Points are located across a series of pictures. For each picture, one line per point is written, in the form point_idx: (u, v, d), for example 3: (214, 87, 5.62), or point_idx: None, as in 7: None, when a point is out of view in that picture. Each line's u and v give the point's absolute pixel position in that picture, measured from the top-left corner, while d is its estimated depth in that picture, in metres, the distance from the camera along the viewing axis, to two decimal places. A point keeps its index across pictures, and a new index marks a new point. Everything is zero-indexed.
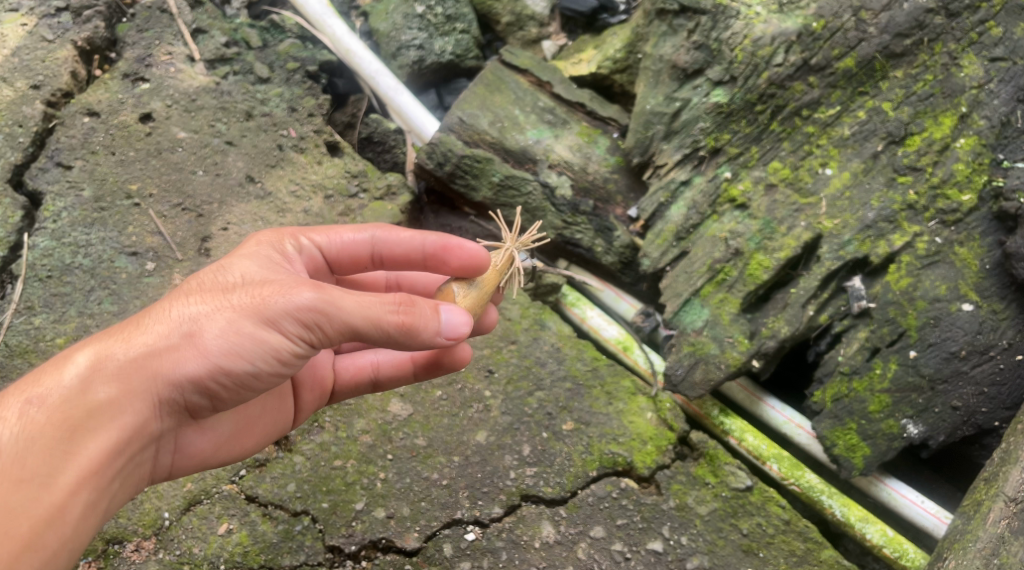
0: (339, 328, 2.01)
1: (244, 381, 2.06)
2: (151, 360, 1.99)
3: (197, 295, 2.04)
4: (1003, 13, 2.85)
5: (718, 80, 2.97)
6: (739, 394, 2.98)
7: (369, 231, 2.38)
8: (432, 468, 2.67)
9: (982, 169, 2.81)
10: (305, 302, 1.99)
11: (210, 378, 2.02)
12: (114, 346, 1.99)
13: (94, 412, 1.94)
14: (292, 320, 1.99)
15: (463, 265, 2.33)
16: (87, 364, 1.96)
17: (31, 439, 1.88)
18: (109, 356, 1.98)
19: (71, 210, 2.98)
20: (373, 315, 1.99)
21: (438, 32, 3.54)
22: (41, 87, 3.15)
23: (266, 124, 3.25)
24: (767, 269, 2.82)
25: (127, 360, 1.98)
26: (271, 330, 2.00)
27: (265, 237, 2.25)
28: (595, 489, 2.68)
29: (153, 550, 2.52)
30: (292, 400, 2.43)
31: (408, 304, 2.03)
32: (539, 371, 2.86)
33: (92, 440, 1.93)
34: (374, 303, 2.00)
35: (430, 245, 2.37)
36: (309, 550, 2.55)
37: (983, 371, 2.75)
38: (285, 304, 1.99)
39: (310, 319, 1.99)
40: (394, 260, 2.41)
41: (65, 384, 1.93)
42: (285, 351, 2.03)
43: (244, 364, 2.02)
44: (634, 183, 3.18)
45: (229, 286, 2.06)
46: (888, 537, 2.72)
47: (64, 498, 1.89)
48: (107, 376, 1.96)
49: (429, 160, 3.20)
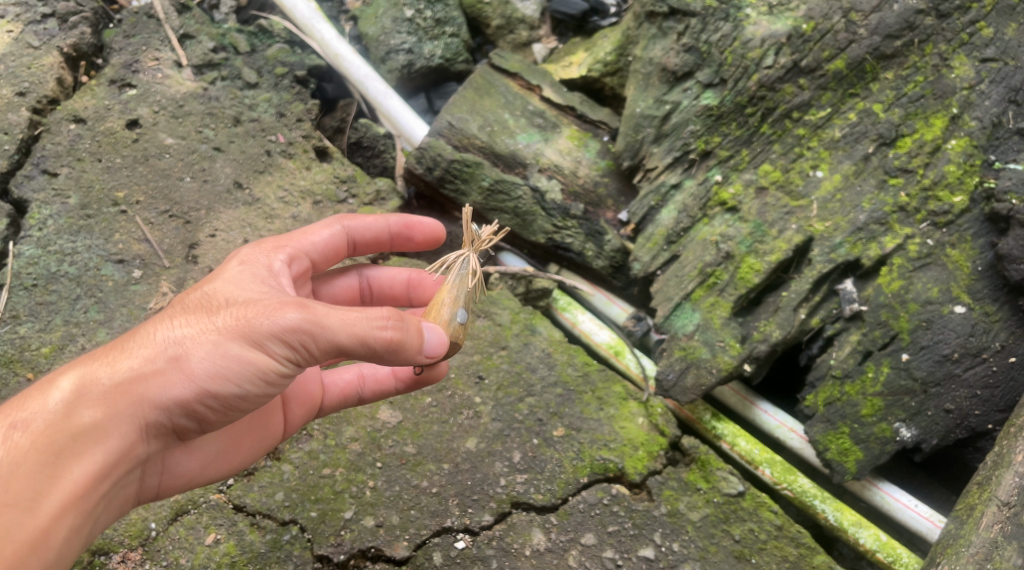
0: (325, 348, 1.98)
1: (232, 403, 2.04)
2: (138, 384, 1.96)
3: (183, 319, 2.02)
4: (993, 13, 2.83)
5: (708, 83, 2.95)
6: (732, 398, 2.96)
7: (337, 222, 2.42)
8: (422, 476, 2.65)
9: (973, 170, 2.79)
10: (291, 323, 1.95)
11: (198, 402, 2.00)
12: (100, 370, 1.97)
13: (79, 437, 1.92)
14: (278, 340, 1.96)
15: (426, 239, 2.54)
16: (72, 389, 1.94)
17: (15, 463, 1.86)
18: (94, 380, 1.96)
19: (57, 218, 2.96)
20: (360, 331, 1.96)
21: (426, 36, 3.51)
22: (27, 94, 3.13)
23: (255, 130, 3.23)
24: (758, 272, 2.80)
25: (112, 386, 1.96)
26: (258, 352, 1.97)
27: (248, 253, 2.19)
28: (586, 496, 2.66)
29: (140, 561, 2.51)
30: (280, 414, 2.39)
31: (398, 319, 2.00)
32: (529, 377, 2.84)
33: (76, 464, 1.91)
34: (359, 319, 1.97)
35: (394, 226, 2.49)
36: (297, 559, 2.53)
37: (976, 374, 2.74)
38: (271, 326, 1.96)
39: (296, 340, 1.96)
40: (364, 246, 2.49)
41: (50, 409, 1.92)
42: (273, 370, 2.00)
43: (231, 388, 2.00)
44: (624, 187, 3.16)
45: (215, 306, 2.03)
46: (881, 541, 2.70)
47: (46, 522, 1.87)
48: (92, 401, 1.94)
49: (417, 165, 3.17)
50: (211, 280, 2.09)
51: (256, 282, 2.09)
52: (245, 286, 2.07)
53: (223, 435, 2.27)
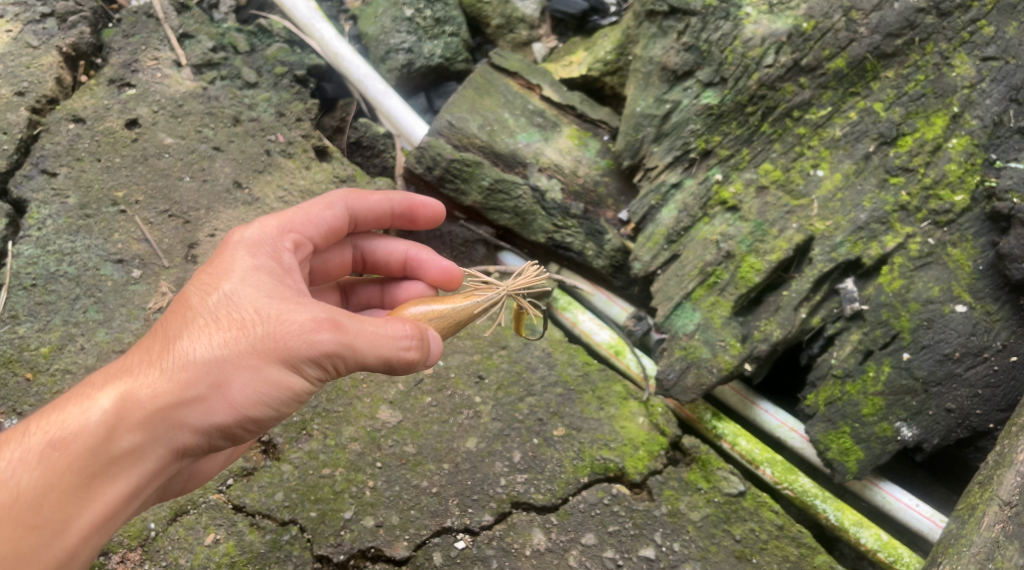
0: (353, 367, 2.04)
1: (263, 422, 2.08)
2: (175, 408, 1.96)
3: (217, 335, 2.00)
4: (994, 12, 2.82)
5: (708, 82, 2.95)
6: (733, 397, 2.96)
7: (342, 202, 2.40)
8: (421, 475, 2.65)
9: (974, 169, 2.78)
10: (327, 348, 1.99)
11: (235, 424, 2.03)
12: (139, 390, 1.96)
13: (117, 460, 1.92)
14: (313, 364, 2.01)
15: (427, 222, 2.56)
16: (111, 410, 1.93)
17: (50, 485, 1.87)
18: (131, 402, 1.94)
19: (56, 218, 2.95)
20: (386, 353, 2.04)
21: (426, 35, 3.50)
22: (25, 94, 3.12)
23: (254, 130, 3.22)
24: (758, 272, 2.80)
25: (152, 409, 1.95)
26: (292, 375, 2.01)
27: (267, 246, 2.15)
28: (586, 495, 2.65)
29: (139, 561, 2.50)
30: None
31: (419, 340, 2.09)
32: (529, 376, 2.83)
33: (112, 488, 1.92)
34: (386, 343, 2.04)
35: (398, 206, 2.50)
36: (297, 559, 2.53)
37: (977, 373, 2.73)
38: (308, 351, 1.99)
39: (328, 362, 2.01)
40: (365, 225, 2.49)
41: (88, 430, 1.91)
42: (302, 390, 2.06)
43: (266, 411, 2.04)
44: (624, 186, 3.16)
45: (247, 321, 2.01)
46: (883, 541, 2.69)
47: (79, 545, 1.89)
48: (133, 424, 1.93)
49: (417, 164, 3.17)
50: (237, 285, 2.05)
51: (283, 291, 2.08)
52: (273, 294, 2.05)
53: None
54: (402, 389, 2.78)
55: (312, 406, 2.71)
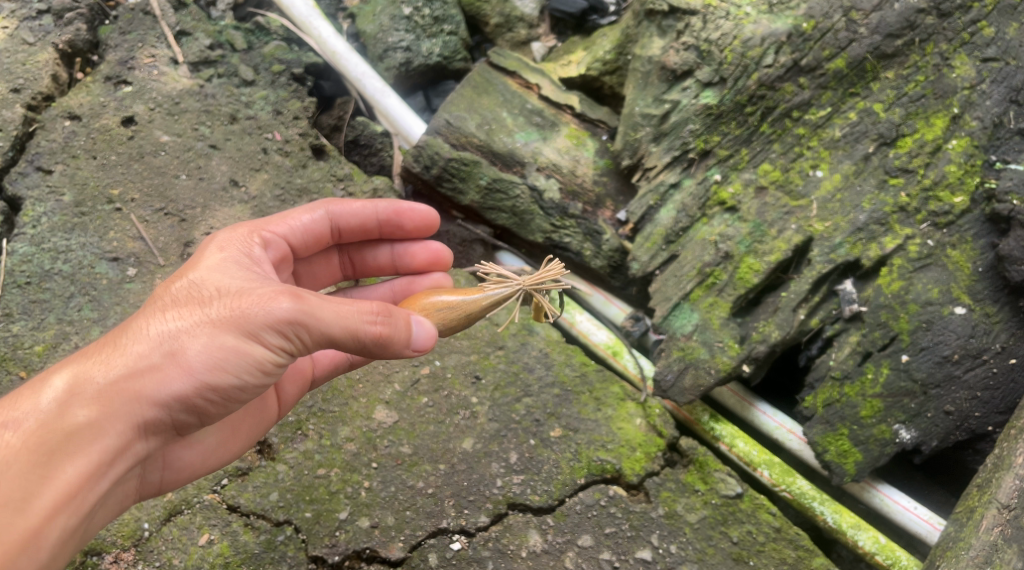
0: (319, 338, 2.00)
1: (231, 393, 2.03)
2: (134, 381, 1.94)
3: (175, 311, 2.00)
4: (995, 12, 2.80)
5: (707, 82, 2.91)
6: (730, 399, 2.95)
7: (322, 208, 2.45)
8: (417, 476, 2.63)
9: (974, 171, 2.77)
10: (285, 313, 1.96)
11: (197, 395, 1.99)
12: (94, 369, 1.95)
13: (73, 435, 1.90)
14: (273, 331, 1.97)
15: (416, 227, 2.56)
16: (65, 388, 1.93)
17: (7, 463, 1.85)
18: (88, 379, 1.94)
19: (51, 215, 2.94)
20: (352, 323, 1.99)
21: (425, 33, 3.48)
22: (21, 91, 3.11)
23: (251, 128, 3.21)
24: (757, 273, 2.79)
25: (107, 385, 1.93)
26: (254, 343, 1.98)
27: (233, 242, 2.19)
28: (583, 497, 2.64)
29: (133, 561, 2.48)
30: (275, 395, 2.41)
31: (387, 314, 2.03)
32: (526, 377, 2.82)
33: (71, 463, 1.88)
34: (351, 312, 2.00)
35: (383, 213, 2.53)
36: (292, 560, 2.51)
37: (977, 375, 2.72)
38: (264, 316, 1.96)
39: (290, 330, 1.98)
40: (350, 231, 2.52)
41: (42, 408, 1.90)
42: (271, 361, 2.01)
43: (229, 379, 2.00)
44: (623, 186, 3.13)
45: (207, 297, 2.02)
46: (880, 544, 2.68)
47: (40, 523, 1.85)
48: (86, 399, 1.92)
49: (415, 163, 3.17)
50: (202, 272, 2.07)
51: (244, 272, 2.10)
52: (234, 275, 2.07)
53: (221, 426, 2.28)
54: (398, 389, 2.76)
55: (308, 406, 2.70)
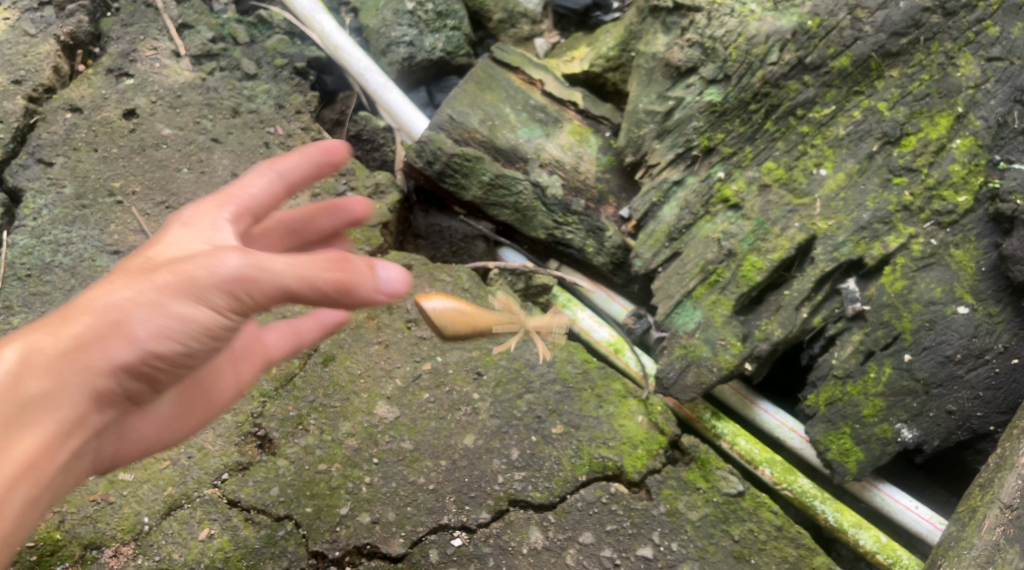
0: (272, 294, 1.83)
1: (179, 360, 1.88)
2: (81, 352, 1.78)
3: (121, 280, 1.83)
4: (1000, 12, 2.78)
5: (711, 79, 2.91)
6: (732, 397, 2.94)
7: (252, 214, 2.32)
8: (419, 472, 2.63)
9: (978, 170, 2.76)
10: (235, 270, 1.81)
11: (144, 363, 1.84)
12: (40, 339, 1.78)
13: (23, 410, 1.73)
14: (220, 291, 1.81)
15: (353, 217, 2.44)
16: (14, 360, 1.74)
17: None
18: (37, 350, 1.77)
19: (51, 207, 2.93)
20: (307, 273, 1.83)
21: (427, 28, 3.46)
22: (22, 82, 3.08)
23: (253, 122, 3.20)
24: (760, 271, 2.78)
25: (56, 355, 1.77)
26: (202, 305, 1.81)
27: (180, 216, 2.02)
28: (585, 494, 2.63)
29: (132, 555, 2.48)
30: (224, 374, 2.32)
31: (344, 260, 1.88)
32: (528, 373, 2.81)
33: (24, 436, 1.73)
34: (306, 262, 1.85)
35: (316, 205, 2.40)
36: (292, 556, 2.51)
37: (978, 375, 2.71)
38: (214, 275, 1.80)
39: (239, 288, 1.81)
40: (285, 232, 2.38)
41: None
42: (221, 325, 1.85)
43: (177, 345, 1.84)
44: (626, 183, 3.14)
45: (154, 263, 1.86)
46: (882, 543, 2.68)
47: None
48: (36, 372, 1.75)
49: (417, 158, 3.12)
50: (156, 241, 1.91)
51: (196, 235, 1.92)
52: (185, 238, 1.90)
53: (175, 397, 2.24)
54: (400, 384, 2.75)
55: (309, 401, 2.70)
